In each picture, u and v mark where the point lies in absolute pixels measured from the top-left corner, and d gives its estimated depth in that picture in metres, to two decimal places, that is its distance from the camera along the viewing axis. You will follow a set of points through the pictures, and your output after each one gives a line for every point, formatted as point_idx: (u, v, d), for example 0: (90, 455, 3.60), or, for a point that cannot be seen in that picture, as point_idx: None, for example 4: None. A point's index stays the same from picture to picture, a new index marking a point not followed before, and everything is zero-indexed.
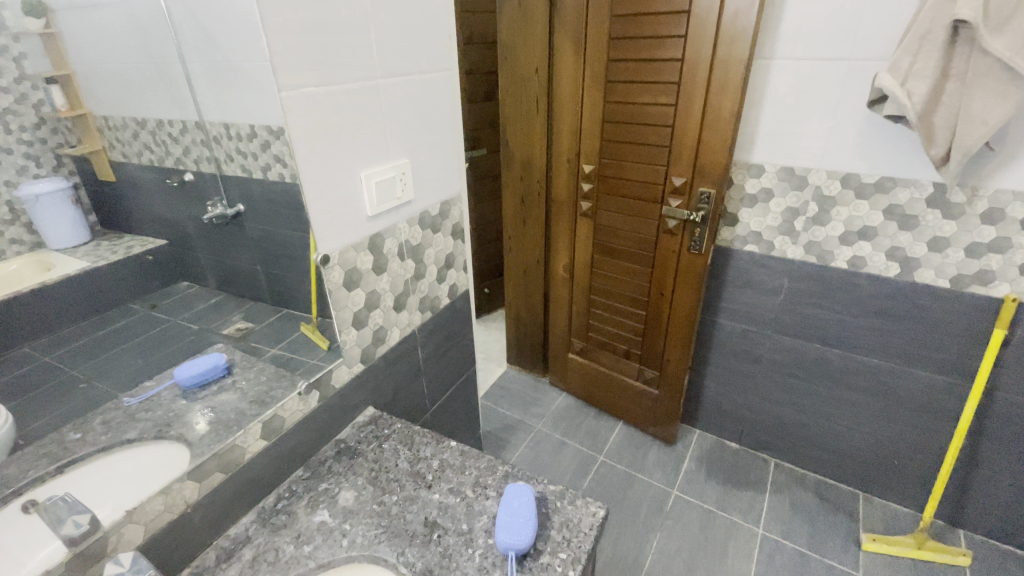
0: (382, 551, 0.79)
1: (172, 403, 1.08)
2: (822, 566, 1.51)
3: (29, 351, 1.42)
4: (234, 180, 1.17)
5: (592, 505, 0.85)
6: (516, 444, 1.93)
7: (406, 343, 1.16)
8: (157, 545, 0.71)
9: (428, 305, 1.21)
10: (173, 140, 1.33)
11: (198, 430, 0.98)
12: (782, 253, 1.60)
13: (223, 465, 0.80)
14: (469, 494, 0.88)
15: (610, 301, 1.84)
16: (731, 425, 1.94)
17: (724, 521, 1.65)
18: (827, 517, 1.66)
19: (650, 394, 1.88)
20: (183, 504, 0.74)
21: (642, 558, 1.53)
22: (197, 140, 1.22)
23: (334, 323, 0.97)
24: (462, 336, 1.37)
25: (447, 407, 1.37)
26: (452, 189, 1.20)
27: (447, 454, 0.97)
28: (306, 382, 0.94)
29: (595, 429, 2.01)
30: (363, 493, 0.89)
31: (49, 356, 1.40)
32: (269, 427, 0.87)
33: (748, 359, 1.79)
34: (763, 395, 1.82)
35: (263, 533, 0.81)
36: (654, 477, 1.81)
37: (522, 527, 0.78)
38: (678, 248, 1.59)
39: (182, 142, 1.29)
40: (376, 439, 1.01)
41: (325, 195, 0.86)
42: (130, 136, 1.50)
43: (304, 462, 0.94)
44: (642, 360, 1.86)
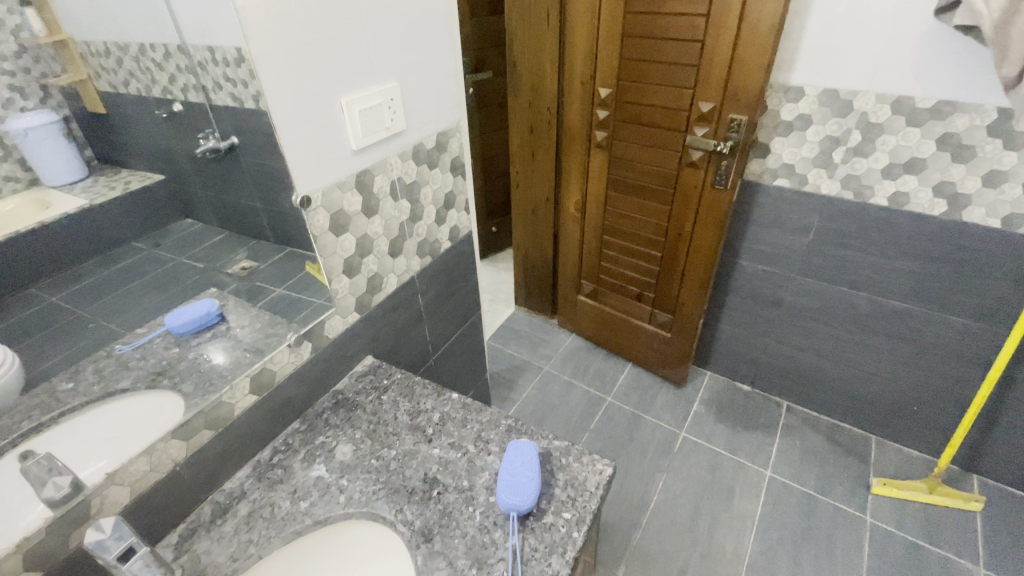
0: (380, 508, 0.76)
1: (166, 350, 1.04)
2: (829, 508, 1.51)
3: (36, 292, 1.37)
4: (211, 111, 1.05)
5: (598, 462, 0.81)
6: (524, 385, 1.91)
7: (405, 288, 1.08)
8: (145, 505, 0.69)
9: (427, 249, 1.12)
10: (152, 64, 1.20)
11: (193, 381, 0.95)
12: (816, 189, 1.45)
13: (211, 422, 0.76)
14: (471, 449, 0.84)
15: (623, 241, 1.74)
16: (745, 368, 1.89)
17: (732, 463, 1.64)
18: (838, 460, 1.65)
19: (662, 338, 1.83)
20: (170, 462, 0.71)
21: (647, 498, 1.54)
22: (181, 67, 1.08)
23: (323, 271, 0.89)
24: (467, 280, 1.29)
25: (451, 353, 1.32)
26: (450, 117, 1.07)
27: (449, 407, 0.92)
28: (296, 335, 0.88)
29: (604, 370, 1.98)
30: (361, 448, 0.85)
31: (55, 297, 1.35)
32: (258, 381, 0.83)
33: (769, 302, 1.70)
34: (782, 339, 1.75)
35: (258, 488, 0.79)
36: (662, 418, 1.79)
37: (525, 488, 0.73)
38: (701, 183, 1.45)
39: (166, 68, 1.15)
40: (375, 390, 0.96)
41: (300, 124, 0.75)
42: (114, 62, 1.34)
43: (300, 414, 0.91)
44: (655, 303, 1.78)
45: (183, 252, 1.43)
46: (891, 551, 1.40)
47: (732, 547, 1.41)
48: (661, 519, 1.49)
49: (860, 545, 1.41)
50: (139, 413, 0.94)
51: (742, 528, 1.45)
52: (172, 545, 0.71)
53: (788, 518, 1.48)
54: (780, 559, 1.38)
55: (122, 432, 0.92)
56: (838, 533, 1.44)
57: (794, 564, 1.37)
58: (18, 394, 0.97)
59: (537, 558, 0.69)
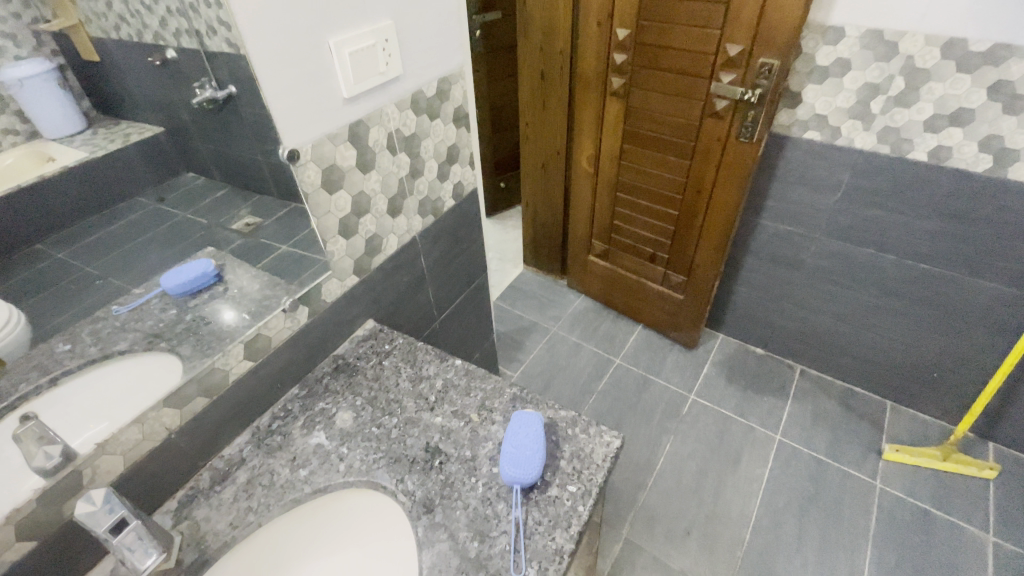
0: (380, 477, 0.74)
1: (163, 312, 1.02)
2: (839, 473, 1.49)
3: (42, 248, 1.33)
4: (206, 59, 0.93)
5: (606, 433, 0.78)
6: (532, 346, 1.89)
7: (406, 249, 1.03)
8: (141, 473, 0.67)
9: (430, 208, 1.06)
10: (141, 8, 1.14)
11: (190, 344, 0.92)
12: (850, 142, 1.34)
13: (205, 389, 0.74)
14: (474, 418, 0.81)
15: (638, 198, 1.65)
16: (759, 331, 1.84)
17: (741, 427, 1.62)
18: (850, 425, 1.62)
19: (674, 300, 1.77)
20: (164, 430, 0.70)
21: (654, 460, 1.54)
22: (171, 9, 1.01)
23: (317, 232, 0.84)
24: (473, 241, 1.23)
25: (455, 316, 1.28)
26: (453, 61, 0.97)
27: (452, 374, 0.88)
28: (291, 299, 0.84)
29: (613, 332, 1.94)
30: (361, 415, 0.82)
31: (59, 253, 1.30)
32: (252, 347, 0.79)
33: (789, 264, 1.63)
34: (800, 302, 1.68)
35: (258, 455, 0.77)
36: (672, 381, 1.76)
37: (530, 461, 0.71)
38: (725, 136, 1.35)
39: (157, 11, 1.09)
40: (376, 355, 0.93)
41: (283, 66, 0.68)
42: (103, 6, 1.29)
43: (300, 379, 0.88)
44: (668, 264, 1.71)
45: (188, 208, 1.38)
46: (899, 516, 1.39)
47: (738, 509, 1.41)
48: (667, 481, 1.48)
49: (868, 510, 1.40)
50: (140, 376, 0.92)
51: (749, 492, 1.45)
52: (171, 511, 0.70)
53: (796, 482, 1.47)
54: (786, 522, 1.38)
55: (127, 392, 0.91)
56: (846, 497, 1.43)
57: (800, 528, 1.37)
58: (27, 348, 0.96)
59: (541, 532, 0.67)
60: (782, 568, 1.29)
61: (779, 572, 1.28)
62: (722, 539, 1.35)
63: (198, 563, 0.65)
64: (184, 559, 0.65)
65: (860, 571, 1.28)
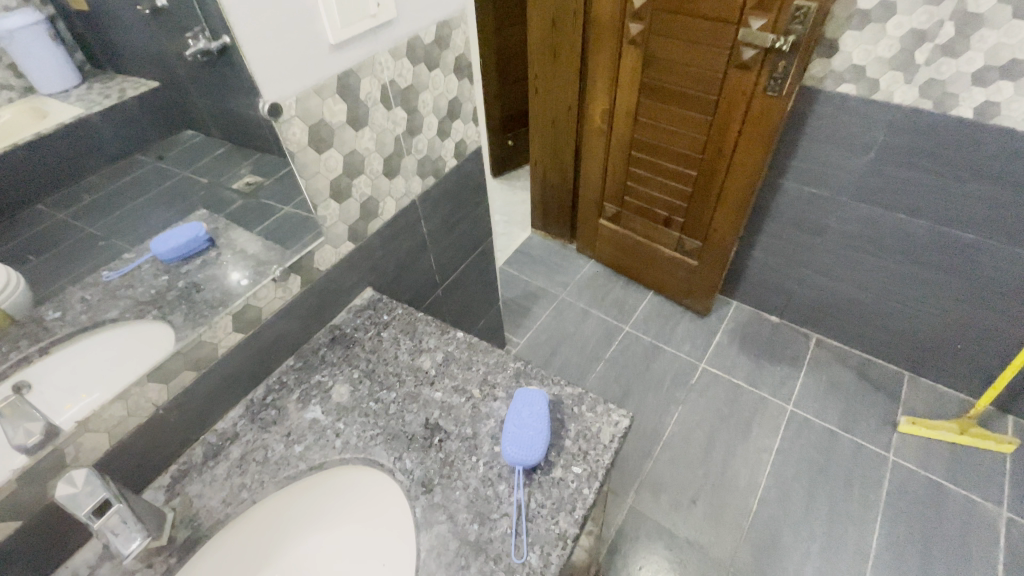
0: (377, 454, 0.71)
1: (154, 279, 0.97)
2: (851, 445, 1.46)
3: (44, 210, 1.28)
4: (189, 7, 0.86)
5: (614, 412, 0.73)
6: (539, 312, 1.84)
7: (405, 214, 0.97)
8: (128, 450, 0.65)
9: (430, 169, 0.99)
10: None
11: (183, 313, 0.89)
12: (888, 97, 1.23)
13: (192, 363, 0.70)
14: (476, 394, 0.77)
15: (653, 158, 1.55)
16: (775, 299, 1.77)
17: (751, 397, 1.58)
18: (865, 396, 1.58)
19: (688, 266, 1.70)
20: (151, 406, 0.67)
21: (661, 429, 1.51)
22: None
23: (306, 195, 0.78)
24: (477, 204, 1.16)
25: (459, 282, 1.23)
26: (453, 2, 0.87)
27: (453, 346, 0.84)
28: (281, 268, 0.79)
29: (623, 298, 1.88)
30: (358, 388, 0.79)
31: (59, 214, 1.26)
32: (241, 319, 0.75)
33: (811, 230, 1.54)
34: (820, 270, 1.60)
35: (251, 430, 0.74)
36: (682, 349, 1.72)
37: (534, 442, 0.67)
38: (751, 89, 1.24)
39: None
40: (374, 325, 0.88)
41: (257, 7, 0.60)
42: None
43: (295, 350, 0.84)
44: (683, 229, 1.64)
45: (182, 165, 1.31)
46: (910, 490, 1.36)
47: (745, 480, 1.39)
48: (674, 450, 1.46)
49: (879, 483, 1.38)
50: (130, 343, 0.89)
51: (757, 462, 1.43)
52: (163, 487, 0.68)
53: (807, 453, 1.44)
54: (794, 493, 1.36)
55: (124, 356, 0.88)
56: (857, 470, 1.41)
57: (808, 499, 1.35)
58: (30, 308, 0.95)
59: (544, 516, 0.64)
60: (788, 539, 1.28)
61: (785, 543, 1.27)
62: (728, 509, 1.34)
63: (191, 541, 0.63)
64: (177, 537, 0.64)
65: (868, 543, 1.26)
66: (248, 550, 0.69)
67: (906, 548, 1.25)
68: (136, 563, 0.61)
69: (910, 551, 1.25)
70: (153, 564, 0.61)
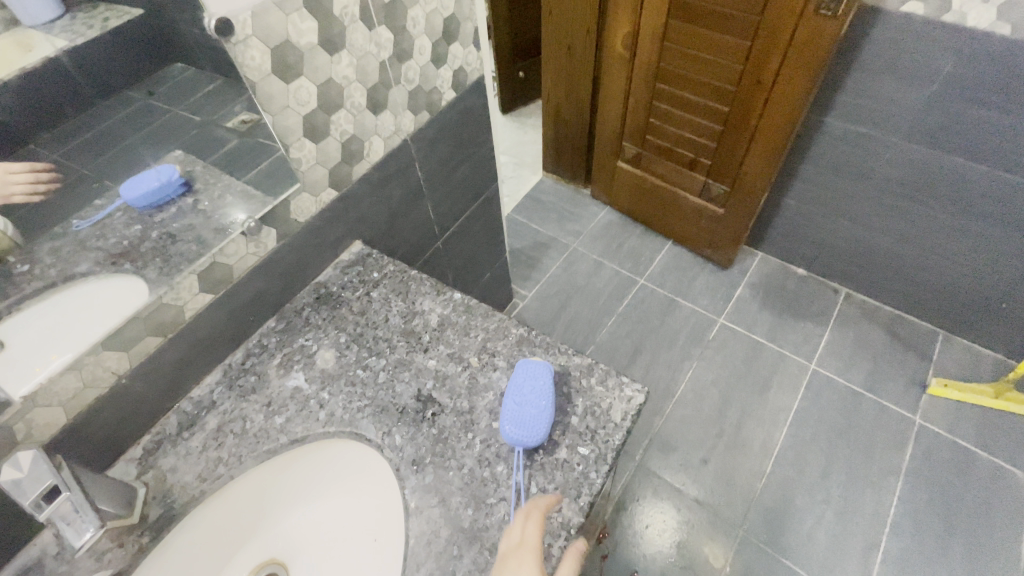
0: (365, 428, 0.64)
1: (126, 229, 0.82)
2: (874, 407, 1.38)
3: None
4: None
5: (628, 386, 0.65)
6: (550, 263, 1.74)
7: (396, 156, 0.85)
8: (90, 424, 0.59)
9: (423, 103, 0.86)
10: None
11: (158, 267, 0.77)
12: (960, 19, 1.03)
13: (156, 328, 0.63)
14: (473, 363, 0.69)
15: (680, 92, 1.38)
16: (805, 251, 1.64)
17: (772, 354, 1.50)
18: (894, 355, 1.48)
19: (712, 214, 1.57)
20: (111, 376, 0.60)
21: (674, 386, 1.44)
22: None
23: (275, 133, 0.67)
24: (480, 144, 1.03)
25: (460, 232, 1.12)
26: None
27: (449, 309, 0.75)
28: (251, 220, 0.69)
29: (638, 248, 1.76)
30: (345, 354, 0.71)
31: None
32: (209, 278, 0.67)
33: (853, 176, 1.38)
34: (857, 220, 1.46)
35: (229, 399, 0.68)
36: (700, 303, 1.61)
37: (535, 421, 0.60)
38: (802, 7, 1.05)
39: None
40: (363, 283, 0.79)
41: None
42: None
43: (277, 310, 0.76)
44: (709, 172, 1.49)
45: None
46: (935, 454, 1.30)
47: (760, 440, 1.34)
48: (688, 409, 1.40)
49: (902, 447, 1.31)
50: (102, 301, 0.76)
51: (774, 423, 1.37)
52: (135, 460, 0.63)
53: (827, 414, 1.38)
54: (811, 456, 1.31)
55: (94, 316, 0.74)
56: (879, 432, 1.34)
57: (826, 462, 1.30)
58: None
59: (546, 501, 0.57)
60: (801, 502, 1.24)
61: (798, 505, 1.23)
62: (740, 470, 1.29)
63: (164, 520, 0.59)
64: (149, 514, 0.59)
65: (886, 508, 1.22)
66: (228, 526, 0.65)
67: (925, 514, 1.21)
68: (106, 542, 0.57)
69: (929, 517, 1.21)
70: (125, 544, 0.57)
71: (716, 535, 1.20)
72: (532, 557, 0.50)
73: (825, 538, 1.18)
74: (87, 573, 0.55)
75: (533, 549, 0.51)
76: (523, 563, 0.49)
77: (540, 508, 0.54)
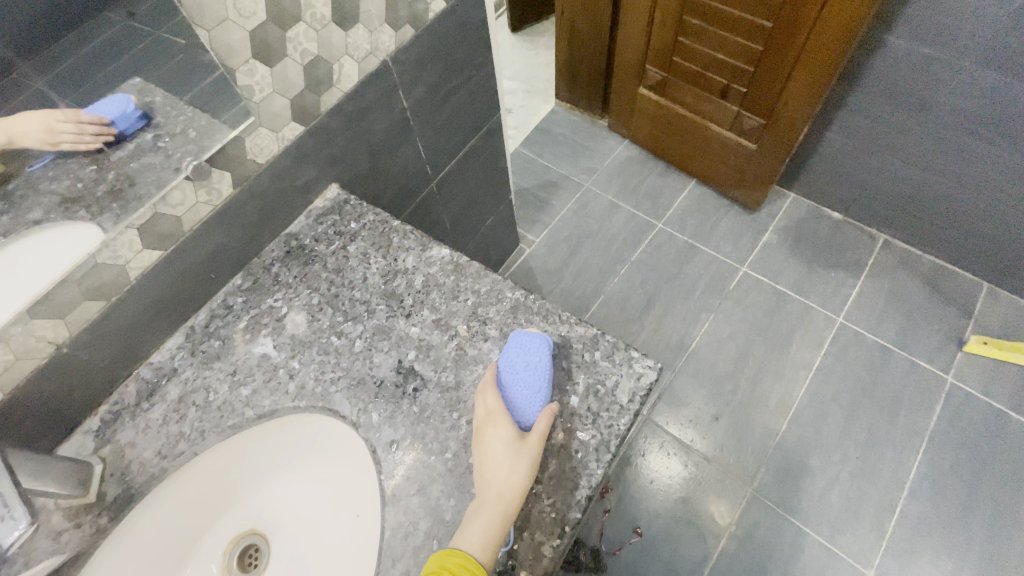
0: (339, 404, 0.58)
1: (78, 169, 0.56)
2: (904, 364, 1.29)
3: None
4: None
5: (637, 362, 0.57)
6: (559, 205, 1.60)
7: (373, 83, 0.71)
8: (31, 397, 0.54)
9: (405, 17, 0.70)
10: None
11: (116, 215, 0.57)
12: None
13: (96, 291, 0.55)
14: (462, 332, 0.60)
15: (714, 4, 1.17)
16: (843, 194, 1.47)
17: (797, 306, 1.39)
18: (933, 309, 1.36)
19: (743, 150, 1.40)
20: (48, 345, 0.54)
21: (688, 340, 1.36)
22: None
23: (215, 53, 0.54)
24: (477, 67, 0.87)
25: (456, 172, 1.00)
26: None
27: (436, 268, 0.66)
28: (196, 163, 0.59)
29: (658, 188, 1.61)
30: (318, 318, 0.63)
31: None
32: (154, 233, 0.58)
33: (910, 108, 1.18)
34: (908, 159, 1.27)
35: (191, 366, 0.62)
36: (722, 250, 1.49)
37: (527, 403, 0.53)
38: None
39: None
40: (339, 235, 0.70)
41: None
42: None
43: (243, 265, 0.68)
44: (743, 101, 1.30)
45: None
46: (964, 416, 1.22)
47: (777, 398, 1.27)
48: (701, 363, 1.33)
49: (930, 408, 1.23)
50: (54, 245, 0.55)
51: (793, 379, 1.29)
52: (91, 432, 0.58)
53: (851, 372, 1.29)
54: (831, 416, 1.24)
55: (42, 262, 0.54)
56: (906, 392, 1.25)
57: (846, 422, 1.23)
58: None
59: (538, 493, 0.51)
60: (816, 463, 1.19)
61: (812, 467, 1.18)
62: (754, 428, 1.23)
63: (124, 499, 0.54)
64: (107, 493, 0.55)
65: (906, 471, 1.16)
66: (196, 504, 0.60)
67: (946, 478, 1.15)
68: (63, 521, 0.53)
69: (952, 482, 1.15)
70: (82, 524, 0.53)
71: (723, 493, 1.17)
72: (503, 419, 0.52)
73: (838, 500, 1.14)
74: (43, 555, 0.51)
75: (501, 413, 0.53)
76: (498, 429, 0.51)
77: (493, 377, 0.55)
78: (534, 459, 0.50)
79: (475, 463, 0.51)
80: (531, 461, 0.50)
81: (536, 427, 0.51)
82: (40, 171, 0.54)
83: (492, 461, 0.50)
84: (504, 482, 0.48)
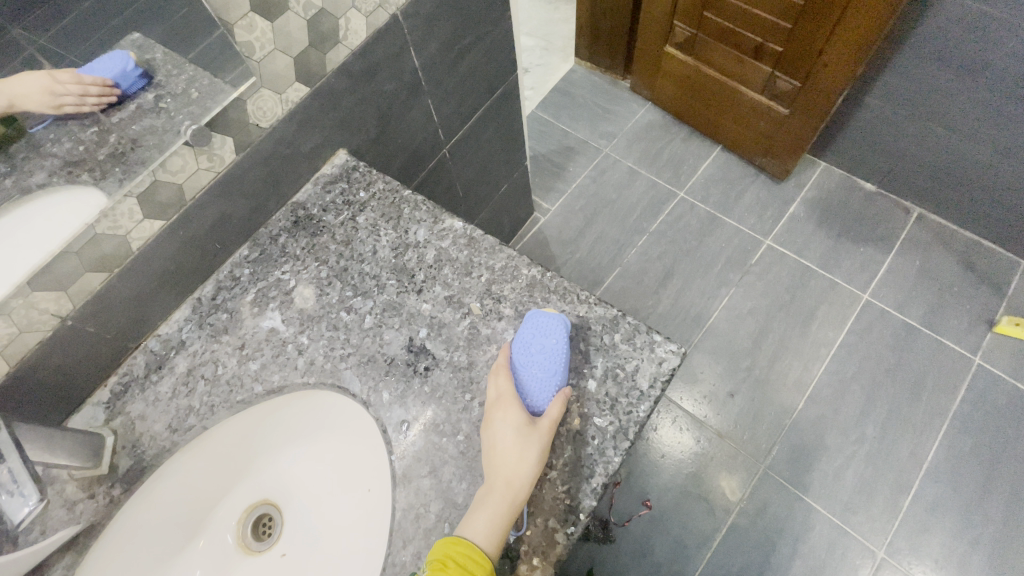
0: (349, 382, 0.56)
1: (79, 131, 0.54)
2: (930, 345, 1.24)
3: None
4: None
5: (659, 345, 0.54)
6: (576, 172, 1.54)
7: (382, 40, 0.66)
8: (39, 369, 0.53)
9: None
10: None
11: (119, 178, 0.54)
12: None
13: (97, 263, 0.53)
14: (475, 311, 0.58)
15: None
16: (879, 164, 1.38)
17: (821, 282, 1.33)
18: (965, 288, 1.29)
19: (774, 115, 1.32)
20: (51, 318, 0.52)
21: (706, 314, 1.32)
22: None
23: None
24: (494, 24, 0.81)
25: (469, 138, 0.95)
26: None
27: (449, 242, 0.62)
28: (196, 126, 0.56)
29: (680, 156, 1.54)
30: (326, 292, 0.61)
31: None
32: (155, 202, 0.55)
33: (960, 72, 1.08)
34: (953, 128, 1.18)
35: (199, 339, 0.60)
36: (745, 222, 1.42)
37: (540, 388, 0.51)
38: None
39: None
40: (348, 205, 0.67)
41: None
42: None
43: (249, 235, 0.65)
44: (778, 62, 1.21)
45: None
46: (990, 400, 1.18)
47: (795, 376, 1.24)
48: (719, 339, 1.29)
49: (954, 391, 1.19)
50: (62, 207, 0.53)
51: (812, 357, 1.25)
52: (102, 404, 0.57)
53: (873, 351, 1.25)
54: (851, 396, 1.21)
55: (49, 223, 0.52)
56: (930, 373, 1.21)
57: (865, 401, 1.20)
58: None
59: (550, 479, 0.50)
60: (832, 442, 1.17)
61: (828, 446, 1.16)
62: (770, 405, 1.21)
63: (135, 472, 0.54)
64: (120, 465, 0.55)
65: (923, 454, 1.14)
66: (207, 477, 0.59)
67: (965, 462, 1.13)
68: (77, 492, 0.53)
69: (970, 466, 1.13)
70: (96, 495, 0.53)
71: (734, 469, 1.16)
72: (515, 404, 0.50)
73: (852, 480, 1.13)
74: (59, 524, 0.52)
75: (511, 397, 0.51)
76: (508, 413, 0.49)
77: (506, 360, 0.53)
78: (545, 445, 0.48)
79: (485, 446, 0.50)
80: (542, 447, 0.48)
81: (547, 413, 0.49)
82: (41, 133, 0.53)
83: (501, 446, 0.48)
84: (514, 469, 0.47)
